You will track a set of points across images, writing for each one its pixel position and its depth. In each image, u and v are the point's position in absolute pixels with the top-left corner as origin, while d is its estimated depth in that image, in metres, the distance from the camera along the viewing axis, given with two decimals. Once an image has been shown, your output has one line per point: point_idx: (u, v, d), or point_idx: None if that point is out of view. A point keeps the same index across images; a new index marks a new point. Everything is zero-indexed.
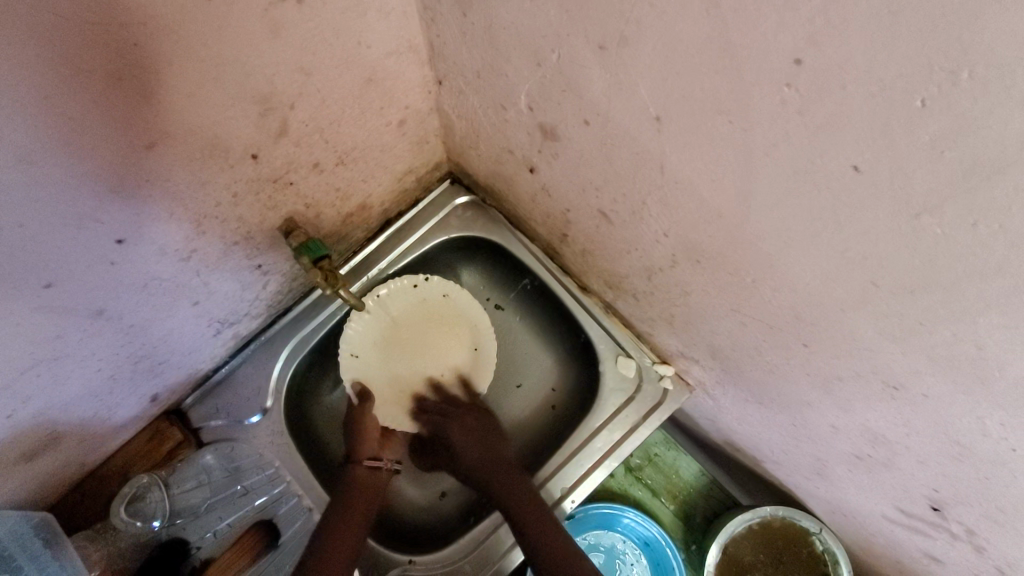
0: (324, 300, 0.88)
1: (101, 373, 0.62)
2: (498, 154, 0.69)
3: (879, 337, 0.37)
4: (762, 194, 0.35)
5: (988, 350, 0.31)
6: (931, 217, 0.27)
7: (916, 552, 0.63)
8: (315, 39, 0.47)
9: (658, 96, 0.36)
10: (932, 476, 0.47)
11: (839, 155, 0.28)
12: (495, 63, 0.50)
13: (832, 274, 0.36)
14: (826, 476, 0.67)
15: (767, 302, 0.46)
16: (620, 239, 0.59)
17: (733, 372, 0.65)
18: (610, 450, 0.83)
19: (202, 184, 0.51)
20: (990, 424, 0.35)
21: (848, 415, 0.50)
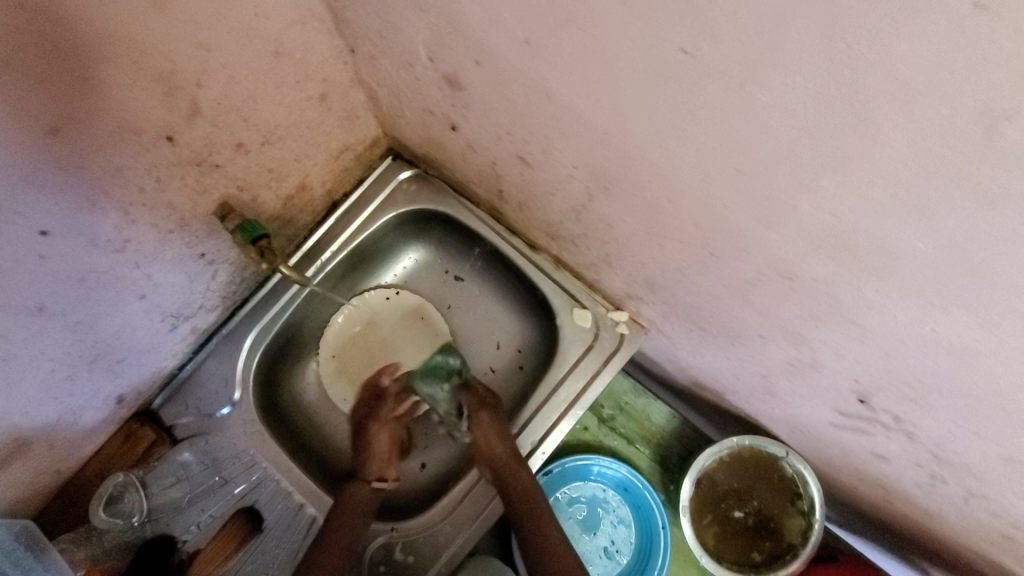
0: (281, 288, 0.90)
1: (56, 374, 0.64)
2: (423, 117, 0.70)
3: (760, 227, 0.39)
4: (628, 101, 0.37)
5: (841, 216, 0.32)
6: (754, 86, 0.28)
7: (864, 452, 0.65)
8: (207, 11, 0.48)
9: (521, 18, 0.37)
10: (850, 368, 0.49)
11: (669, 41, 0.30)
12: (389, 17, 0.51)
13: (704, 168, 0.37)
14: (776, 394, 0.69)
15: (669, 216, 0.47)
16: (543, 182, 0.61)
17: (672, 302, 0.67)
18: (575, 400, 0.85)
19: (119, 171, 0.52)
20: (869, 295, 0.37)
21: (768, 319, 0.52)
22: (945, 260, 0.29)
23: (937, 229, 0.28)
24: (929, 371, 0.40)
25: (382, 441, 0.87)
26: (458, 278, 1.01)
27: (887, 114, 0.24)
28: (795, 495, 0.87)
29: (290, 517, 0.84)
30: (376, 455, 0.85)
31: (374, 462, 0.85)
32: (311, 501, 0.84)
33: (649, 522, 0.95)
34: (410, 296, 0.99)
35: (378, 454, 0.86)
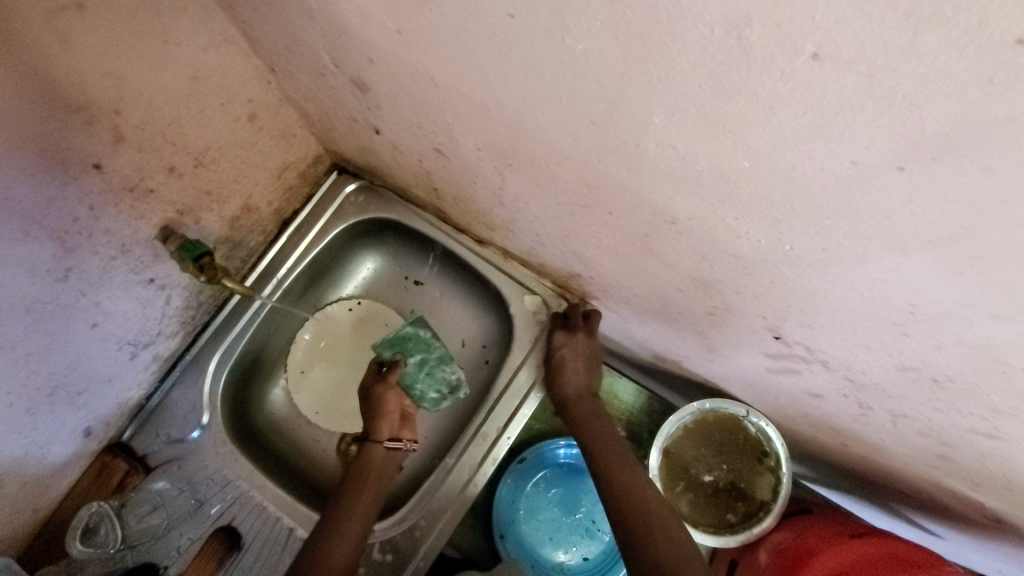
0: (239, 309, 0.92)
1: (15, 408, 0.66)
2: (349, 126, 0.74)
3: (630, 175, 0.42)
4: (491, 72, 0.40)
5: (681, 150, 0.35)
6: (570, 38, 0.31)
7: (802, 393, 0.68)
8: (114, 40, 0.51)
9: (387, 10, 0.40)
10: (754, 304, 0.52)
11: (496, 8, 0.33)
12: (290, 31, 0.55)
13: (569, 126, 0.41)
14: (716, 350, 0.72)
15: (564, 182, 0.50)
16: (461, 170, 0.64)
17: (603, 273, 0.70)
18: (534, 383, 0.87)
19: (50, 200, 0.55)
20: (732, 223, 0.40)
21: (676, 270, 0.54)
22: (766, 172, 0.32)
23: (746, 143, 0.31)
24: (807, 290, 0.43)
25: (388, 404, 0.90)
26: (417, 283, 1.03)
27: (667, 43, 0.27)
28: (762, 452, 0.89)
29: (268, 531, 0.85)
30: (383, 418, 0.89)
31: (384, 424, 0.89)
32: (286, 512, 0.86)
33: None
34: (371, 304, 1.03)
35: (388, 418, 0.90)
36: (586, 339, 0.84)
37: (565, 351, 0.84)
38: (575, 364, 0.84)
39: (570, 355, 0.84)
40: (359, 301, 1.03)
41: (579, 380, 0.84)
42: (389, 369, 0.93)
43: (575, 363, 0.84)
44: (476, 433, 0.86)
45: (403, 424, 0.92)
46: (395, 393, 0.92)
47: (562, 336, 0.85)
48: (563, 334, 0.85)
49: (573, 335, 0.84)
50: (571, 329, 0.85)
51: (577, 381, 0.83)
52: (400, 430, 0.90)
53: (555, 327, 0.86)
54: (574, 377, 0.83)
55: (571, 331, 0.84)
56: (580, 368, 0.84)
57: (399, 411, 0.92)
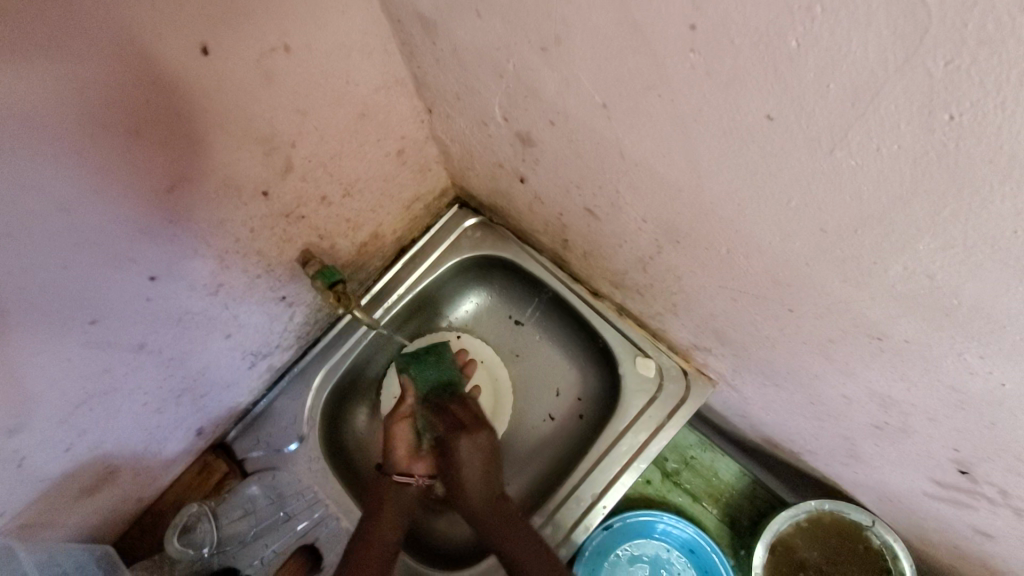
0: (349, 329, 0.93)
1: (147, 406, 0.69)
2: (492, 170, 0.73)
3: (844, 286, 0.38)
4: (707, 161, 0.37)
5: (939, 280, 0.31)
6: (843, 151, 0.28)
7: (965, 528, 0.59)
8: (306, 81, 0.53)
9: (599, 84, 0.39)
10: (948, 435, 0.45)
11: (753, 108, 0.30)
12: (468, 82, 0.55)
13: (784, 226, 0.37)
14: (860, 458, 0.65)
15: (745, 272, 0.47)
16: (610, 233, 0.62)
17: (742, 356, 0.65)
18: (637, 452, 0.83)
19: (221, 223, 0.58)
20: (971, 360, 0.35)
21: (853, 380, 0.49)
22: None
23: None
24: None
25: (399, 438, 0.81)
26: (519, 324, 1.01)
27: (989, 179, 0.24)
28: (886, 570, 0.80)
29: None
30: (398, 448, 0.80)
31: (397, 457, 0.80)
32: None
33: None
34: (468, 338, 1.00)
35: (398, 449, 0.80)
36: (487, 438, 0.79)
37: (466, 449, 0.78)
38: (475, 460, 0.78)
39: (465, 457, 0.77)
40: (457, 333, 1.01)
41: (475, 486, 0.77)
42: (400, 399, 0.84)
43: (470, 463, 0.77)
44: (569, 496, 0.82)
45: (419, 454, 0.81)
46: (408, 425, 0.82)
47: (464, 436, 0.78)
48: (467, 433, 0.78)
49: (475, 433, 0.79)
50: (473, 428, 0.79)
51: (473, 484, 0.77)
52: (413, 462, 0.80)
53: (452, 425, 0.79)
54: (473, 481, 0.77)
55: (473, 429, 0.79)
56: (478, 472, 0.77)
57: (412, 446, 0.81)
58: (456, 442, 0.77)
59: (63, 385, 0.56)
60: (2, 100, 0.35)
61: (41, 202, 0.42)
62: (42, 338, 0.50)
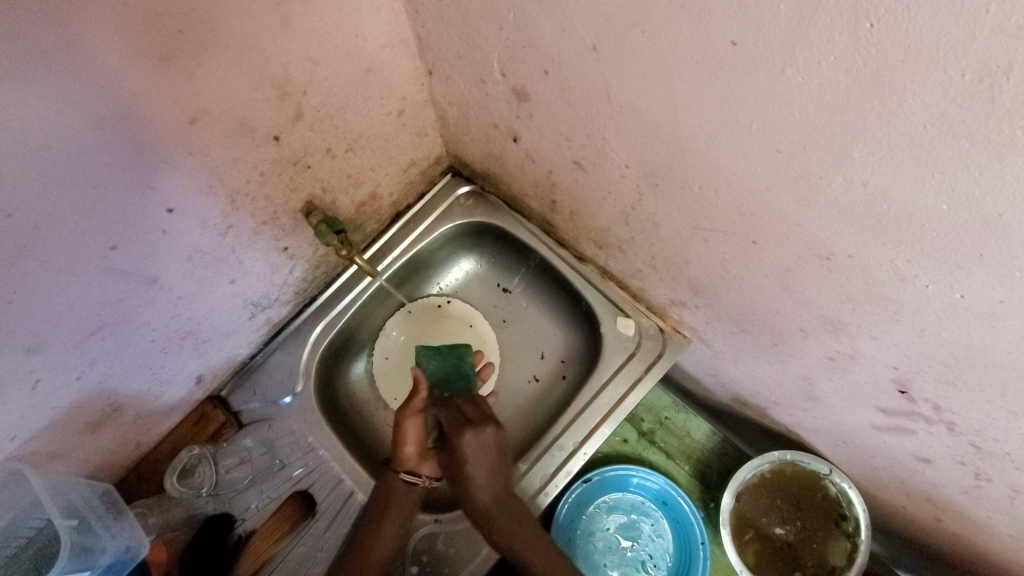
0: (345, 288, 0.97)
1: (153, 344, 0.72)
2: (486, 132, 0.78)
3: (798, 206, 0.44)
4: (681, 93, 0.43)
5: (871, 185, 0.37)
6: (792, 69, 0.34)
7: (909, 458, 0.66)
8: (319, 30, 0.58)
9: (590, 26, 0.44)
10: (889, 354, 0.52)
11: (719, 35, 0.36)
12: (469, 37, 0.60)
13: (747, 153, 0.43)
14: (819, 400, 0.71)
15: (714, 207, 0.52)
16: (596, 186, 0.67)
17: (714, 304, 0.71)
18: (616, 404, 0.88)
19: (233, 161, 0.62)
20: (900, 265, 0.41)
21: (808, 310, 0.55)
22: (965, 218, 0.34)
23: (953, 186, 0.33)
24: (960, 342, 0.44)
25: (410, 432, 0.83)
26: (507, 291, 1.06)
27: (903, 81, 0.30)
28: (840, 516, 0.86)
29: (342, 504, 0.87)
30: (407, 446, 0.82)
31: (406, 456, 0.82)
32: (361, 489, 0.88)
33: (688, 536, 0.94)
34: (459, 303, 1.04)
35: (408, 447, 0.82)
36: (493, 433, 0.79)
37: (471, 445, 0.78)
38: (481, 457, 0.78)
39: (470, 450, 0.78)
40: (448, 299, 1.05)
41: (482, 484, 0.77)
42: (412, 395, 0.84)
43: (476, 460, 0.78)
44: (551, 444, 0.87)
45: (427, 454, 0.83)
46: (419, 421, 0.83)
47: (470, 432, 0.78)
48: (471, 427, 0.78)
49: (480, 429, 0.79)
50: (478, 424, 0.79)
51: (480, 485, 0.77)
52: (421, 462, 0.83)
53: (456, 419, 0.80)
54: (480, 480, 0.77)
55: (478, 425, 0.79)
56: (485, 469, 0.78)
57: (421, 442, 0.83)
58: (462, 436, 0.78)
59: (81, 310, 0.59)
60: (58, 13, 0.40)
61: (79, 119, 0.46)
62: (67, 258, 0.54)
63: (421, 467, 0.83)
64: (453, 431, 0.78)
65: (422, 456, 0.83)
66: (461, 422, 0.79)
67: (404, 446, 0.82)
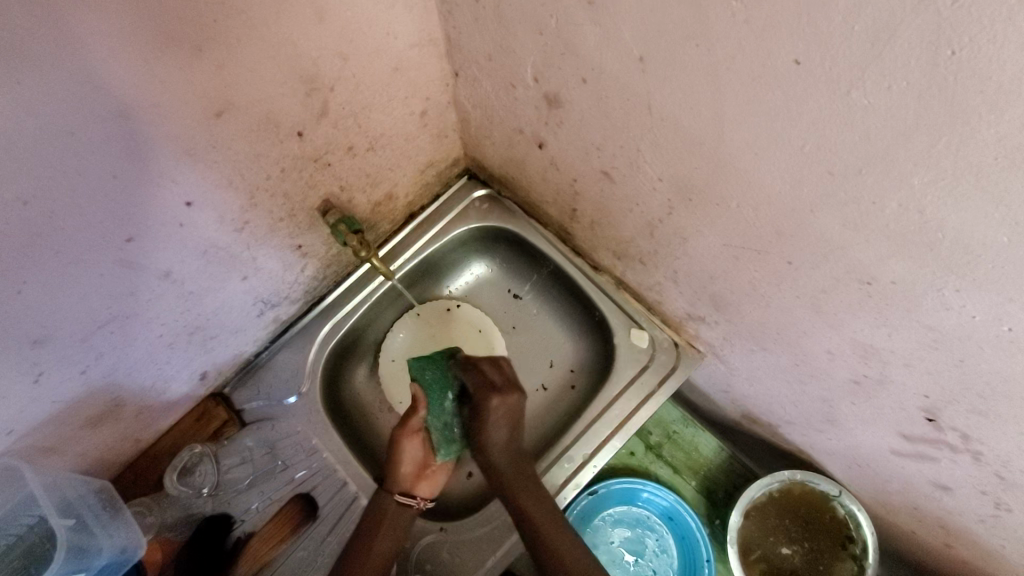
0: (355, 288, 0.96)
1: (161, 339, 0.70)
2: (510, 137, 0.77)
3: (843, 230, 0.43)
4: (731, 110, 0.42)
5: (928, 213, 0.36)
6: (858, 92, 0.33)
7: (927, 485, 0.65)
8: (351, 26, 0.57)
9: (640, 36, 0.43)
10: (920, 381, 0.51)
11: (782, 54, 0.35)
12: (503, 41, 0.59)
13: (796, 173, 0.42)
14: (836, 422, 0.70)
15: (750, 225, 0.51)
16: (622, 197, 0.66)
17: (735, 321, 0.70)
18: (628, 417, 0.87)
19: (256, 156, 0.61)
20: (948, 295, 0.40)
21: (839, 333, 0.54)
22: None
23: (1017, 219, 0.32)
24: (1000, 374, 0.43)
25: (409, 452, 0.81)
26: (517, 297, 1.05)
27: (979, 111, 0.29)
28: (847, 538, 0.86)
29: (344, 508, 0.85)
30: (404, 467, 0.80)
31: (401, 475, 0.80)
32: (364, 494, 0.86)
33: (694, 554, 0.93)
34: (468, 307, 1.02)
35: (405, 466, 0.81)
36: (518, 398, 0.80)
37: (497, 409, 0.78)
38: (505, 420, 0.79)
39: (497, 412, 0.78)
40: (457, 303, 1.03)
41: (501, 442, 0.80)
42: (411, 412, 0.81)
43: (499, 419, 0.79)
44: (560, 455, 0.86)
45: (423, 475, 0.82)
46: (419, 440, 0.81)
47: (497, 398, 0.78)
48: (500, 393, 0.78)
49: (506, 395, 0.79)
50: (507, 389, 0.79)
51: (499, 446, 0.80)
52: (417, 483, 0.81)
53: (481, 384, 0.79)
54: (500, 442, 0.80)
55: (505, 392, 0.79)
56: (504, 429, 0.80)
57: (419, 461, 0.81)
58: (488, 399, 0.78)
59: (91, 303, 0.57)
60: None
61: (105, 106, 0.44)
62: (82, 249, 0.52)
63: (416, 489, 0.81)
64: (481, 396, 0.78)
65: (419, 475, 0.81)
66: (487, 388, 0.78)
67: (400, 468, 0.80)
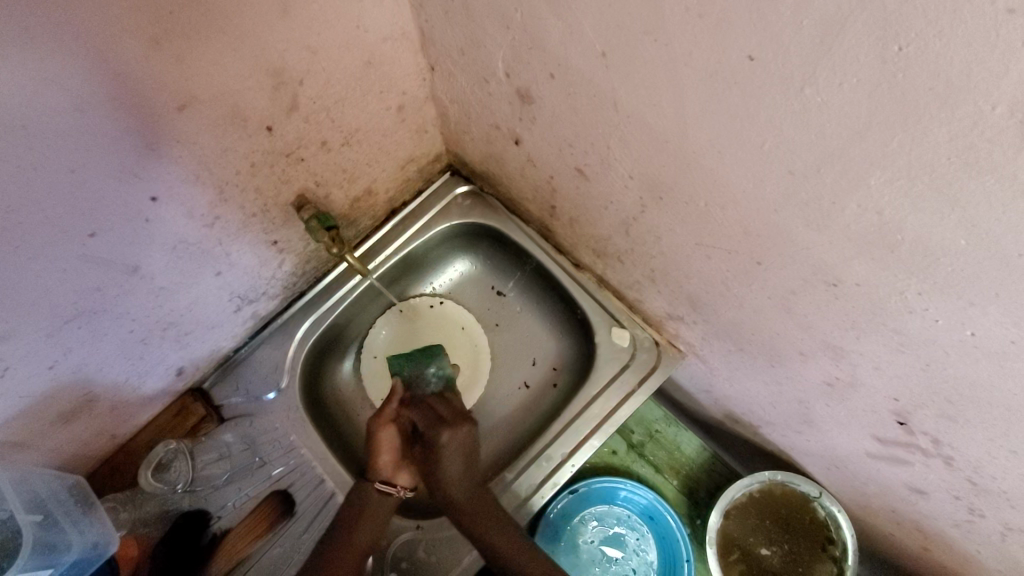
0: (335, 285, 0.95)
1: (132, 335, 0.70)
2: (487, 133, 0.76)
3: (807, 231, 0.42)
4: (692, 106, 0.41)
5: (887, 215, 0.35)
6: (811, 88, 0.32)
7: (903, 488, 0.64)
8: (318, 18, 0.56)
9: (601, 30, 0.42)
10: (890, 384, 0.50)
11: (736, 49, 0.34)
12: (474, 35, 0.58)
13: (757, 172, 0.41)
14: (814, 424, 0.70)
15: (718, 225, 0.51)
16: (597, 195, 0.65)
17: (711, 321, 0.69)
18: (607, 416, 0.86)
19: (224, 150, 0.60)
20: (910, 298, 0.39)
21: (810, 335, 0.53)
22: (983, 254, 0.32)
23: (974, 221, 0.31)
24: (966, 379, 0.42)
25: (386, 442, 0.79)
26: (500, 294, 1.04)
27: (928, 109, 0.28)
28: (827, 540, 0.85)
29: (322, 505, 0.85)
30: (383, 455, 0.79)
31: (382, 465, 0.79)
32: (341, 491, 0.86)
33: (673, 553, 0.92)
34: (450, 304, 1.01)
35: (384, 456, 0.79)
36: (471, 429, 0.80)
37: (450, 444, 0.78)
38: (457, 454, 0.79)
39: (450, 450, 0.78)
40: (440, 300, 1.03)
41: (460, 478, 0.78)
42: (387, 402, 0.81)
43: (454, 455, 0.78)
44: (539, 454, 0.85)
45: (403, 464, 0.80)
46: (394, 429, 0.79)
47: (448, 432, 0.78)
48: (448, 427, 0.78)
49: (457, 429, 0.78)
50: (456, 422, 0.79)
51: (455, 479, 0.78)
52: (397, 472, 0.79)
53: (432, 420, 0.79)
54: (453, 477, 0.78)
55: (455, 425, 0.79)
56: (460, 462, 0.79)
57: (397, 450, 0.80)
58: (442, 465, 0.78)
59: (55, 298, 0.57)
60: None
61: (58, 99, 0.44)
62: (42, 243, 0.51)
63: (396, 478, 0.79)
64: (431, 433, 0.78)
65: (398, 464, 0.79)
66: (437, 424, 0.78)
67: (378, 456, 0.79)
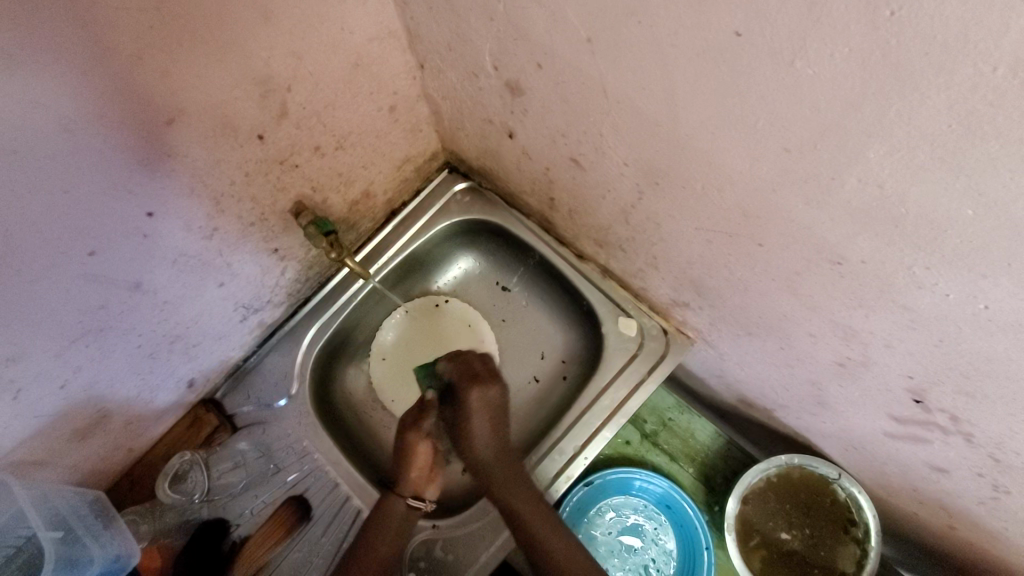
0: (339, 288, 0.95)
1: (140, 351, 0.71)
2: (481, 127, 0.75)
3: (807, 209, 0.41)
4: (682, 88, 0.40)
5: (888, 187, 0.34)
6: (802, 62, 0.31)
7: (922, 466, 0.63)
8: (302, 23, 0.55)
9: (584, 16, 0.41)
10: (904, 362, 0.49)
11: (722, 27, 0.33)
12: (460, 29, 0.57)
13: (754, 152, 0.40)
14: (828, 405, 0.68)
15: (717, 208, 0.49)
16: (594, 184, 0.64)
17: (717, 306, 0.68)
18: (617, 407, 0.85)
19: (216, 162, 0.60)
20: (918, 272, 0.38)
21: (817, 315, 0.52)
22: (990, 223, 0.31)
23: (980, 190, 0.30)
24: (982, 353, 0.41)
25: (419, 456, 0.80)
26: (505, 289, 1.03)
27: (926, 75, 0.27)
28: (849, 522, 0.83)
29: (337, 509, 0.85)
30: (414, 470, 0.80)
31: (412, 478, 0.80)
32: (356, 494, 0.86)
33: (693, 541, 0.91)
34: (456, 302, 1.01)
35: (416, 468, 0.80)
36: (500, 391, 0.82)
37: (477, 402, 0.80)
38: (485, 415, 0.81)
39: (477, 405, 0.80)
40: (446, 299, 1.02)
41: (486, 438, 0.80)
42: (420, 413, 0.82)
43: (480, 416, 0.80)
44: (549, 450, 0.85)
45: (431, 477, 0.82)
46: (430, 445, 0.80)
47: (477, 389, 0.80)
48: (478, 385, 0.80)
49: (487, 387, 0.81)
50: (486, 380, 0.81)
51: (483, 441, 0.80)
52: (426, 485, 0.81)
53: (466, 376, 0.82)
54: (480, 432, 0.80)
55: (485, 382, 0.81)
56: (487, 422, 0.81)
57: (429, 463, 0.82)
58: (468, 394, 0.80)
59: (60, 318, 0.57)
60: (29, 9, 0.38)
61: (47, 121, 0.44)
62: (42, 266, 0.51)
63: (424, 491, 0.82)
64: (462, 387, 0.81)
65: (427, 478, 0.81)
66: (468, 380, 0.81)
67: (410, 471, 0.80)
